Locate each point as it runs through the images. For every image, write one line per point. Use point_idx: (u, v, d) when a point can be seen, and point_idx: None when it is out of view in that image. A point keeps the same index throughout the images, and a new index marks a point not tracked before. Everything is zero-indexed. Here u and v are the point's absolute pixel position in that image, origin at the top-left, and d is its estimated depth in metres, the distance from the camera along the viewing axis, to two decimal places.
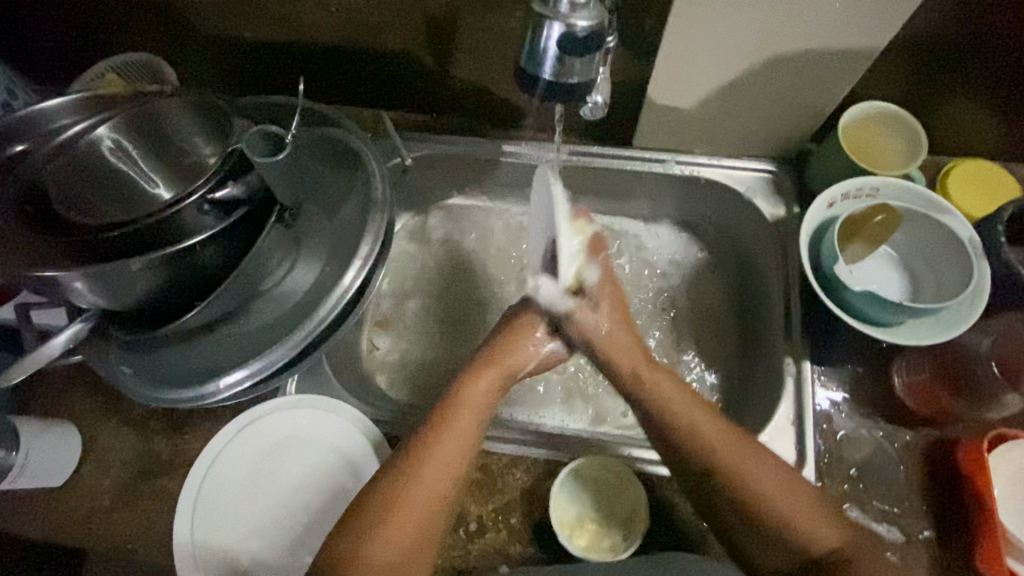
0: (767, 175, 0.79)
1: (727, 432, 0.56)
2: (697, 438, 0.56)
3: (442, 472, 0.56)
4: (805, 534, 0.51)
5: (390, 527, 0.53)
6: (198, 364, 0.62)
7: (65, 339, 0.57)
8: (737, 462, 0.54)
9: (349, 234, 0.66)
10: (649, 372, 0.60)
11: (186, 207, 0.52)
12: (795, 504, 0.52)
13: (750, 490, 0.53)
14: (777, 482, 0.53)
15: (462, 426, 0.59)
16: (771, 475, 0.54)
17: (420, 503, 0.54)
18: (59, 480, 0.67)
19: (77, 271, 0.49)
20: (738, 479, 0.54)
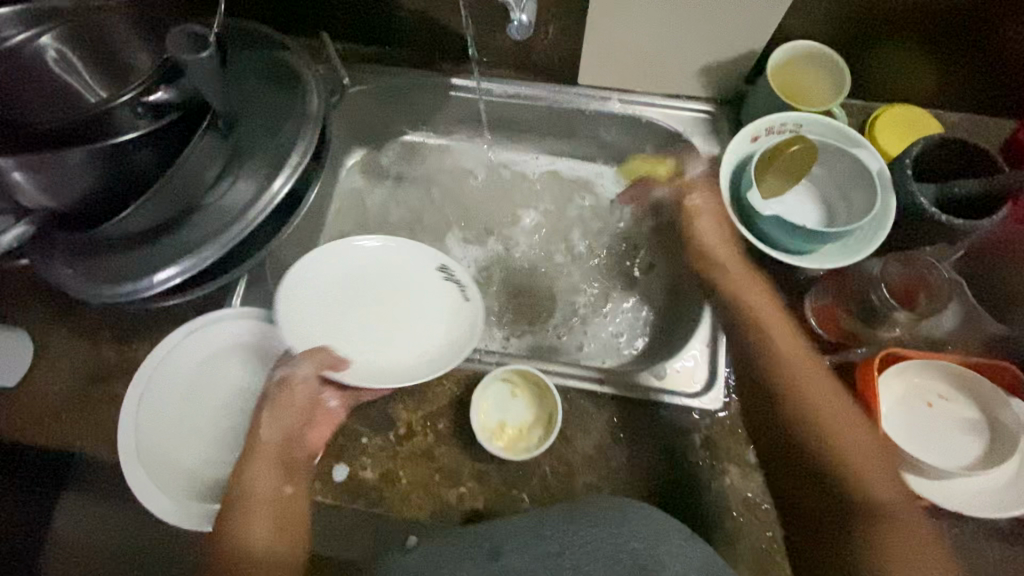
0: (705, 116, 0.82)
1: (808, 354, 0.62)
2: (761, 331, 0.65)
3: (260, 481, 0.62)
4: (841, 461, 0.56)
5: (237, 530, 0.59)
6: (133, 264, 0.64)
7: (8, 238, 0.59)
8: (801, 372, 0.61)
9: (281, 146, 0.68)
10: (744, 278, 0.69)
11: (119, 105, 0.54)
12: (816, 391, 0.60)
13: (820, 426, 0.58)
14: (810, 377, 0.61)
15: (258, 459, 0.63)
16: (803, 356, 0.62)
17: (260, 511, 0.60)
18: (13, 380, 0.70)
19: (15, 155, 0.52)
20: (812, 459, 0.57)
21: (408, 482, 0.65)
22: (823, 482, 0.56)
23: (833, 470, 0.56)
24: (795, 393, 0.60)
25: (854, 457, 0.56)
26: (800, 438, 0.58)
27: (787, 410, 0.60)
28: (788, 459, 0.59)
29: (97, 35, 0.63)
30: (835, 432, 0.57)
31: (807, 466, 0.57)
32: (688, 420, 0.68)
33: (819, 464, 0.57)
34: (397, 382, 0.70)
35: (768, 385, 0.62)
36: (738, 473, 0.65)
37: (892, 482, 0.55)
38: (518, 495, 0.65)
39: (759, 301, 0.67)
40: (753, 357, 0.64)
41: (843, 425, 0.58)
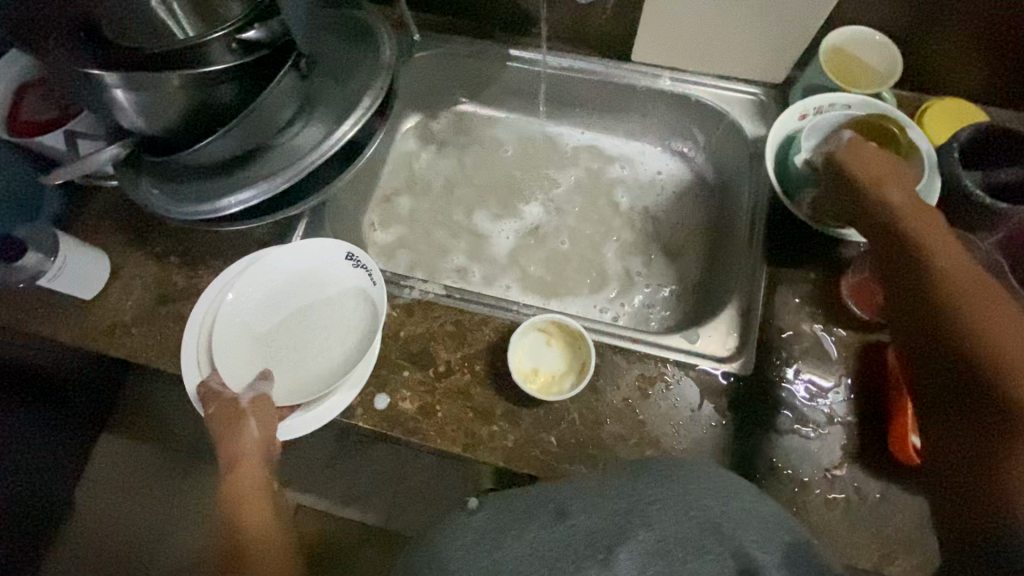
0: (753, 98, 0.84)
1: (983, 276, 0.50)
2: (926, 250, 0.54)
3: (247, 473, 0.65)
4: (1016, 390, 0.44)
5: (234, 530, 0.64)
6: (209, 189, 0.70)
7: (105, 155, 0.66)
8: (933, 239, 0.54)
9: (353, 92, 0.73)
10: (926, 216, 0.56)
11: (214, 40, 0.59)
12: (991, 311, 0.48)
13: (997, 343, 0.46)
14: (990, 302, 0.48)
15: (241, 459, 0.66)
16: (959, 265, 0.52)
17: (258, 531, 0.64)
18: (89, 294, 0.76)
19: (118, 74, 0.57)
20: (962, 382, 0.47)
21: (444, 416, 0.69)
22: (978, 409, 0.46)
23: (985, 373, 0.46)
24: (968, 301, 0.49)
25: (1012, 348, 0.45)
26: (923, 273, 0.52)
27: (928, 290, 0.51)
28: (941, 376, 0.49)
29: None
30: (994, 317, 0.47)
31: (940, 319, 0.50)
32: (715, 383, 0.70)
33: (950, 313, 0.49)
34: (439, 324, 0.74)
35: (921, 284, 0.52)
36: (763, 436, 0.67)
37: None
38: (546, 438, 0.67)
39: (904, 203, 0.58)
40: (915, 273, 0.53)
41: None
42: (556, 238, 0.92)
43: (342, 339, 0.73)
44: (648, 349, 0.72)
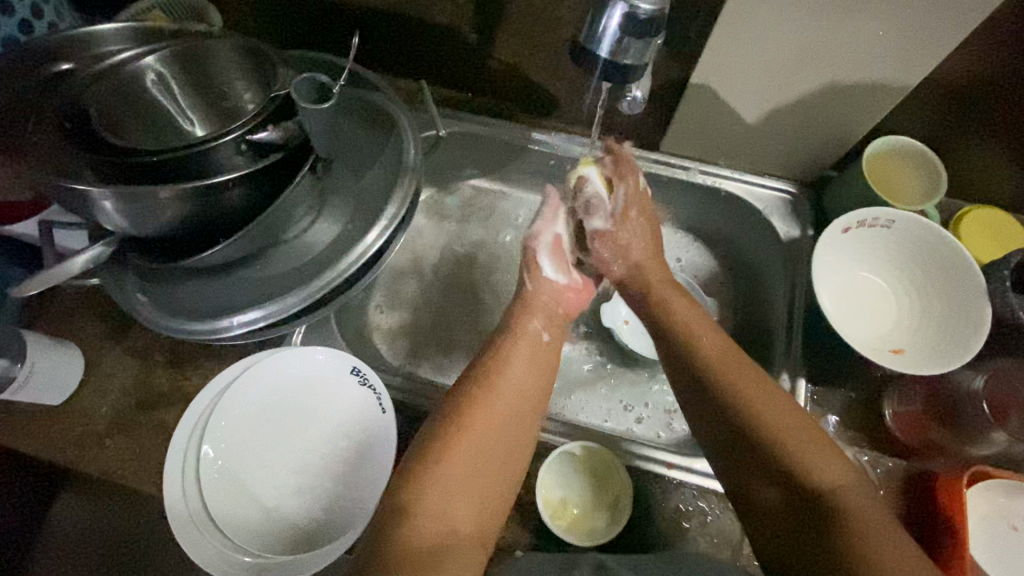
0: (788, 197, 0.80)
1: (738, 358, 0.58)
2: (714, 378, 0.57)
3: (501, 420, 0.56)
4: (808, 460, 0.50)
5: (433, 518, 0.48)
6: (208, 301, 0.62)
7: (85, 259, 0.58)
8: (732, 372, 0.57)
9: (375, 195, 0.67)
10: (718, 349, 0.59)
11: (223, 143, 0.54)
12: (759, 395, 0.54)
13: (768, 422, 0.52)
14: (759, 386, 0.55)
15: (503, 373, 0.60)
16: (756, 384, 0.55)
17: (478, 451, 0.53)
18: (58, 399, 0.67)
19: (110, 190, 0.50)
20: (770, 444, 0.51)
21: None
22: (782, 489, 0.50)
23: (763, 444, 0.52)
24: (756, 413, 0.53)
25: (776, 419, 0.52)
26: (727, 411, 0.55)
27: (738, 427, 0.53)
28: (737, 442, 0.53)
29: (196, 59, 0.61)
30: (786, 430, 0.51)
31: (767, 455, 0.51)
32: None
33: (757, 438, 0.52)
34: None
35: (698, 374, 0.58)
36: None
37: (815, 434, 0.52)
38: None
39: (708, 340, 0.60)
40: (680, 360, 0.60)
41: (787, 421, 0.52)
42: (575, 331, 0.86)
43: (347, 459, 0.65)
44: (683, 475, 0.65)
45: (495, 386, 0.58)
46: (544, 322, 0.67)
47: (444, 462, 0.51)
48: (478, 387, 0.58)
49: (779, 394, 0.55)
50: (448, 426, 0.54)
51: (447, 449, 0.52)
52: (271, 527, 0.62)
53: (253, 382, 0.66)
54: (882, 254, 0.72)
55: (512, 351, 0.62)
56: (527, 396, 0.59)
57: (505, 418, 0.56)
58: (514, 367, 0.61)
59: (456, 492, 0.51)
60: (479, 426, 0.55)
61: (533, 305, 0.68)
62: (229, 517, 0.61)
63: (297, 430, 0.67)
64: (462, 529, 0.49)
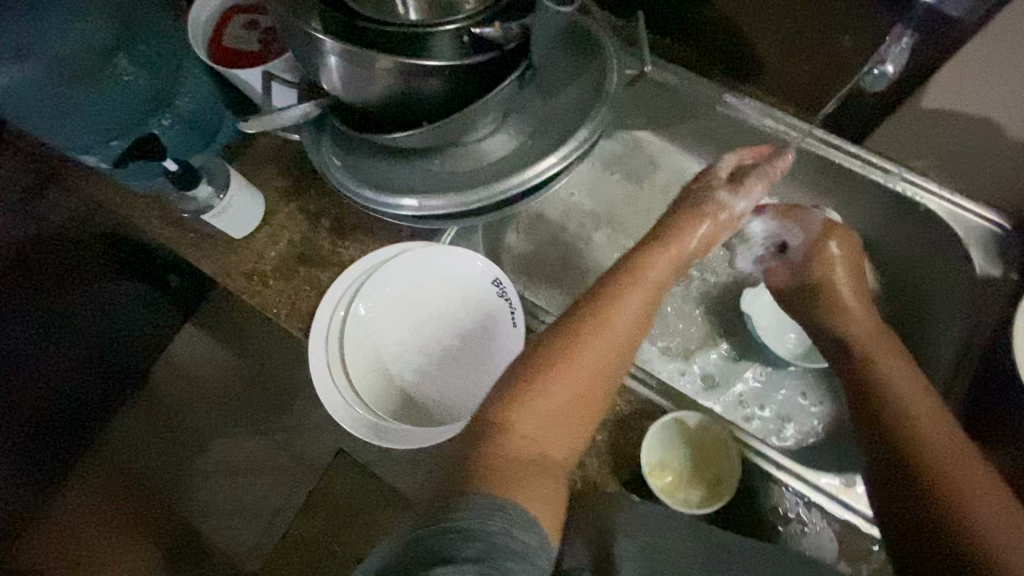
0: (1000, 232, 0.70)
1: (930, 400, 0.57)
2: (948, 489, 0.51)
3: (601, 357, 0.57)
4: (996, 537, 0.48)
5: (519, 442, 0.52)
6: (389, 178, 0.66)
7: (294, 114, 0.64)
8: (952, 463, 0.53)
9: (563, 117, 0.66)
10: (941, 441, 0.54)
11: (445, 33, 0.56)
12: (959, 462, 0.52)
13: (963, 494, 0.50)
14: (954, 448, 0.54)
15: (613, 309, 0.60)
16: (981, 480, 0.51)
17: (570, 385, 0.55)
18: (239, 234, 0.75)
19: (339, 45, 0.55)
20: (960, 505, 0.50)
21: None
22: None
23: (947, 515, 0.50)
24: (952, 475, 0.52)
25: (964, 496, 0.50)
26: (952, 522, 0.50)
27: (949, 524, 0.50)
28: (926, 495, 0.52)
29: None
30: (1002, 535, 0.48)
31: (950, 527, 0.49)
32: (860, 546, 0.61)
33: (962, 530, 0.49)
34: None
35: (884, 407, 0.58)
36: None
37: (1006, 515, 0.49)
38: None
39: (926, 414, 0.57)
40: (871, 386, 0.61)
41: (980, 496, 0.50)
42: (703, 310, 0.83)
43: (468, 357, 0.70)
44: (791, 481, 0.63)
45: (601, 324, 0.58)
46: (668, 273, 0.64)
47: (538, 389, 0.54)
48: (580, 327, 0.58)
49: (981, 467, 0.52)
50: (541, 359, 0.56)
51: (545, 381, 0.54)
52: (390, 394, 0.68)
53: (406, 266, 0.71)
54: None
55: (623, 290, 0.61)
56: (630, 335, 0.60)
57: (602, 357, 0.57)
58: (627, 311, 0.60)
59: (545, 424, 0.54)
60: (579, 363, 0.56)
61: (672, 246, 0.65)
62: (361, 373, 0.68)
63: (429, 322, 0.71)
64: (551, 453, 0.53)
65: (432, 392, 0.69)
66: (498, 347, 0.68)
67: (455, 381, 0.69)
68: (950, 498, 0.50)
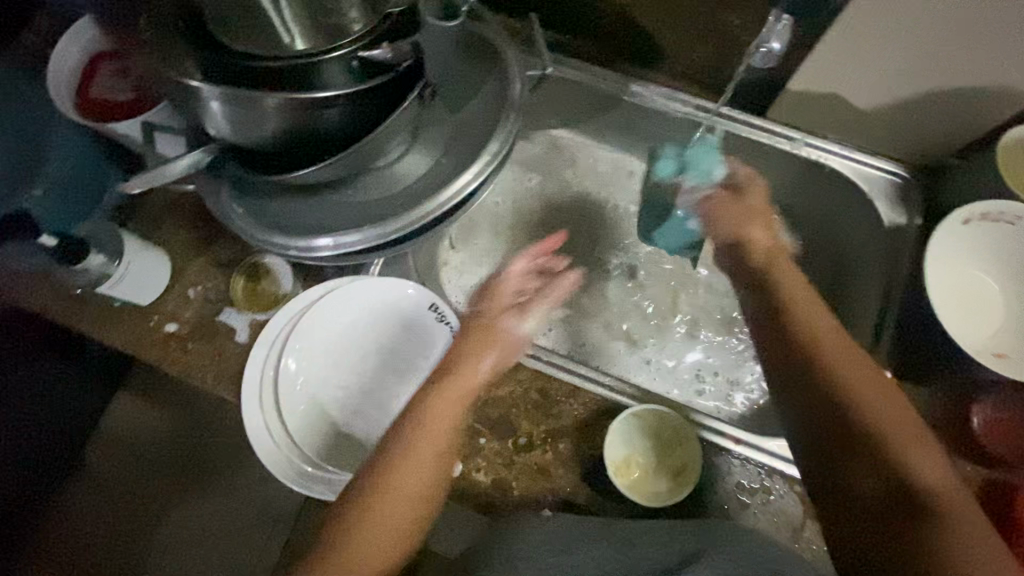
0: (899, 181, 0.75)
1: (826, 318, 0.57)
2: (848, 396, 0.51)
3: (446, 422, 0.60)
4: (879, 421, 0.50)
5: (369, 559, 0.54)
6: (302, 218, 0.62)
7: (186, 164, 0.58)
8: (848, 370, 0.53)
9: (474, 131, 0.65)
10: (850, 361, 0.53)
11: (331, 59, 0.53)
12: (856, 372, 0.52)
13: (865, 396, 0.51)
14: (846, 362, 0.53)
15: (448, 363, 0.63)
16: (873, 382, 0.52)
17: (426, 454, 0.59)
18: (148, 298, 0.69)
19: (219, 90, 0.51)
20: (844, 392, 0.51)
21: (520, 494, 0.63)
22: (883, 482, 0.48)
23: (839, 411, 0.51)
24: (850, 389, 0.51)
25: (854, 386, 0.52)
26: (853, 422, 0.50)
27: (854, 426, 0.50)
28: (834, 394, 0.52)
29: None
30: (890, 421, 0.50)
31: (860, 433, 0.50)
32: None
33: (861, 431, 0.50)
34: (523, 390, 0.67)
35: (791, 338, 0.56)
36: None
37: (897, 409, 0.51)
38: None
39: (830, 335, 0.55)
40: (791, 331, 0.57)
41: (871, 395, 0.51)
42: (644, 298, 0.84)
43: (414, 388, 0.67)
44: (750, 452, 0.65)
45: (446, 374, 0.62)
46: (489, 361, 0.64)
47: (386, 486, 0.57)
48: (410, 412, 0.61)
49: (879, 378, 0.52)
50: (402, 437, 0.58)
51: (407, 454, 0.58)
52: (340, 442, 0.65)
53: (334, 307, 0.67)
54: (999, 253, 0.67)
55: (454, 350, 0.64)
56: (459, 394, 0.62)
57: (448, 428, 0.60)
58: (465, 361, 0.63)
59: (399, 532, 0.56)
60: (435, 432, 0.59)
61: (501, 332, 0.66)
62: (302, 428, 0.64)
63: (368, 360, 0.68)
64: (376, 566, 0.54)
65: (382, 434, 0.66)
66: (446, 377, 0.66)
67: (404, 418, 0.66)
68: (845, 392, 0.51)
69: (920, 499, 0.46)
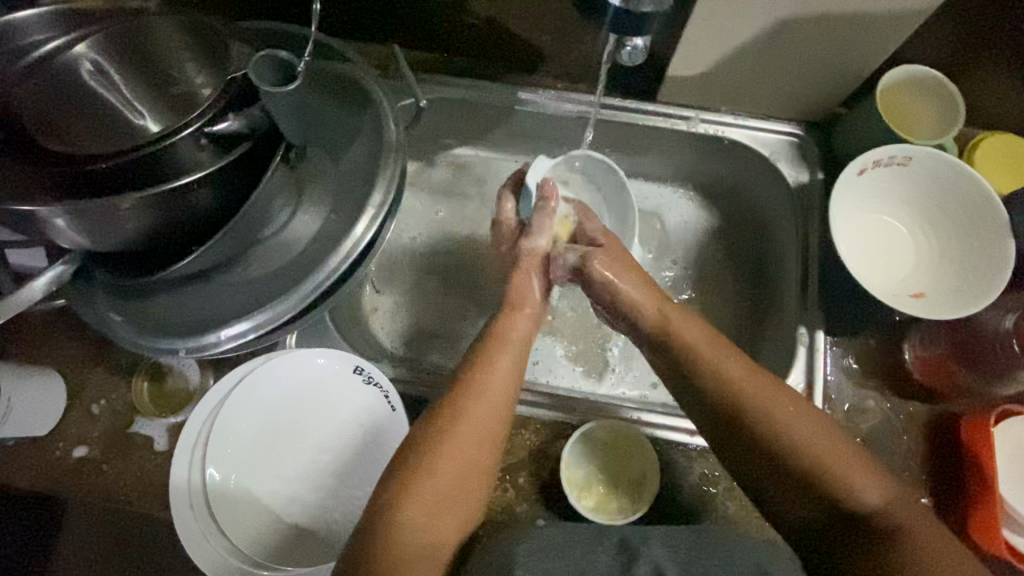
0: (795, 139, 0.76)
1: (701, 325, 0.56)
2: (777, 435, 0.49)
3: (482, 437, 0.51)
4: (832, 462, 0.47)
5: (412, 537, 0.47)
6: (196, 312, 0.58)
7: (47, 281, 0.52)
8: (764, 402, 0.50)
9: (358, 178, 0.61)
10: (751, 382, 0.51)
11: (181, 138, 0.48)
12: (767, 400, 0.50)
13: (799, 435, 0.48)
14: (751, 387, 0.51)
15: (486, 388, 0.53)
16: (801, 411, 0.49)
17: (459, 466, 0.50)
18: (47, 426, 0.63)
19: (60, 207, 0.44)
20: (772, 427, 0.49)
21: None
22: (852, 519, 0.46)
23: (776, 458, 0.49)
24: (778, 420, 0.49)
25: (786, 422, 0.49)
26: (787, 462, 0.48)
27: (792, 467, 0.48)
28: (733, 425, 0.51)
29: (138, 39, 0.54)
30: (824, 453, 0.47)
31: (804, 478, 0.48)
32: None
33: (798, 472, 0.48)
34: None
35: (678, 370, 0.55)
36: None
37: (825, 435, 0.48)
38: None
39: (728, 365, 0.52)
40: (676, 354, 0.55)
41: (808, 430, 0.48)
42: (581, 302, 0.82)
43: (359, 458, 0.63)
44: (707, 441, 0.64)
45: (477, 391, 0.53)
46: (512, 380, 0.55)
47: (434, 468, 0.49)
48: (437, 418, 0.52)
49: (809, 407, 0.50)
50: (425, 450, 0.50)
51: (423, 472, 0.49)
52: (293, 535, 0.61)
53: (255, 392, 0.63)
54: (899, 193, 0.69)
55: (494, 358, 0.55)
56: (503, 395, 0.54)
57: (477, 439, 0.51)
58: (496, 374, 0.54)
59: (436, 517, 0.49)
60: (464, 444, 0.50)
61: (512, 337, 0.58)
62: (243, 528, 0.60)
63: (302, 436, 0.64)
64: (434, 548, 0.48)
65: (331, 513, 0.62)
66: (385, 437, 0.63)
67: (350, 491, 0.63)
68: (776, 436, 0.49)
69: (883, 529, 0.45)
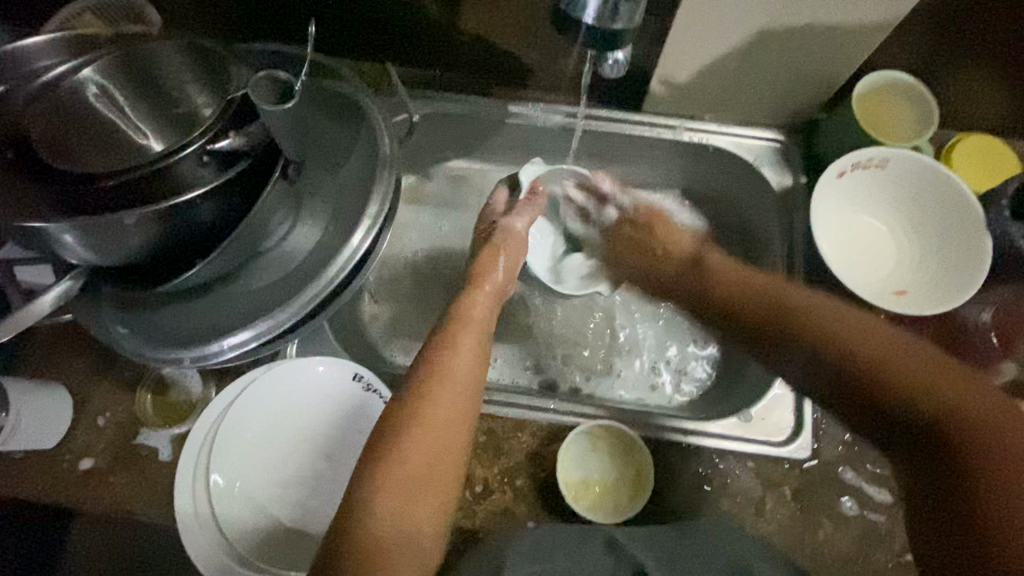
0: (778, 145, 0.78)
1: (806, 295, 0.59)
2: (876, 360, 0.49)
3: (454, 411, 0.53)
4: (920, 381, 0.47)
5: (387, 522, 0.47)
6: (198, 323, 0.60)
7: (54, 297, 0.54)
8: (858, 342, 0.51)
9: (356, 192, 0.64)
10: (852, 331, 0.53)
11: (184, 156, 0.50)
12: (862, 341, 0.51)
13: (900, 364, 0.48)
14: (854, 329, 0.53)
15: (451, 369, 0.56)
16: (900, 347, 0.49)
17: (430, 442, 0.51)
18: (54, 439, 0.64)
19: (69, 222, 0.47)
20: (867, 358, 0.50)
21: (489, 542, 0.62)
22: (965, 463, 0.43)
23: (875, 376, 0.49)
24: (867, 352, 0.50)
25: (876, 350, 0.50)
26: (894, 387, 0.48)
27: (897, 391, 0.47)
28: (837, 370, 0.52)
29: (143, 63, 0.56)
30: (938, 392, 0.46)
31: (903, 405, 0.47)
32: (778, 470, 0.65)
33: (903, 389, 0.47)
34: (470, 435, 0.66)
35: (771, 324, 0.59)
36: (830, 526, 0.62)
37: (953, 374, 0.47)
38: None
39: (814, 315, 0.56)
40: (760, 308, 0.61)
41: (893, 353, 0.49)
42: (576, 308, 0.83)
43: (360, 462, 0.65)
44: (700, 439, 0.66)
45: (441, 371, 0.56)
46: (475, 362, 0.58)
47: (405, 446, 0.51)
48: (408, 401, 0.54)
49: (901, 342, 0.50)
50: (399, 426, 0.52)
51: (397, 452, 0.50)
52: (295, 540, 0.62)
53: (255, 400, 0.64)
54: (879, 194, 0.71)
55: (457, 339, 0.59)
56: (472, 374, 0.57)
57: (447, 414, 0.53)
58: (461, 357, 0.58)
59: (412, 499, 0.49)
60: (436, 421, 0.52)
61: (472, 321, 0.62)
62: (246, 535, 0.61)
63: (303, 443, 0.66)
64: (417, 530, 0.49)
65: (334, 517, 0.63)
66: None
67: None
68: (872, 367, 0.49)
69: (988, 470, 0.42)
